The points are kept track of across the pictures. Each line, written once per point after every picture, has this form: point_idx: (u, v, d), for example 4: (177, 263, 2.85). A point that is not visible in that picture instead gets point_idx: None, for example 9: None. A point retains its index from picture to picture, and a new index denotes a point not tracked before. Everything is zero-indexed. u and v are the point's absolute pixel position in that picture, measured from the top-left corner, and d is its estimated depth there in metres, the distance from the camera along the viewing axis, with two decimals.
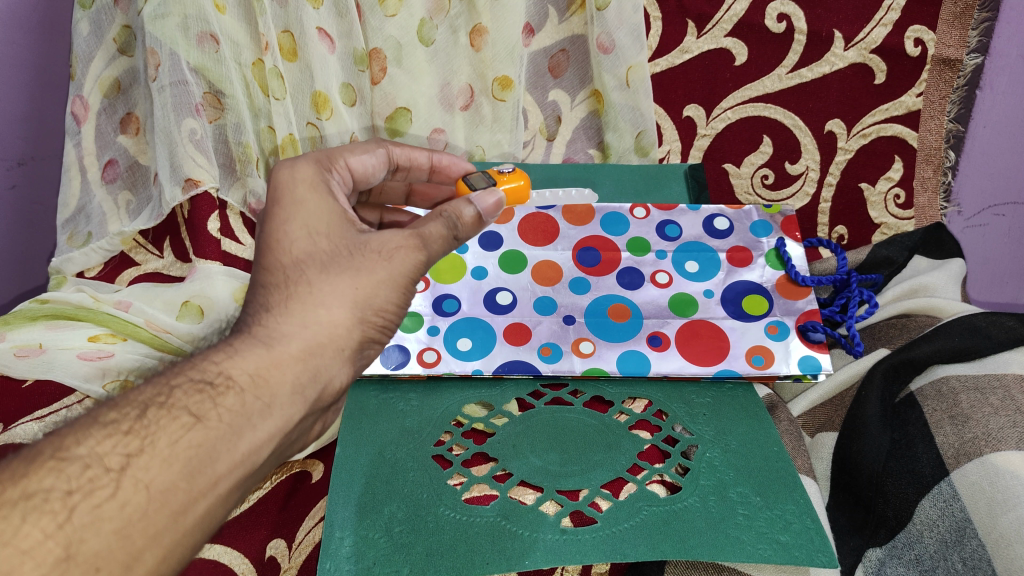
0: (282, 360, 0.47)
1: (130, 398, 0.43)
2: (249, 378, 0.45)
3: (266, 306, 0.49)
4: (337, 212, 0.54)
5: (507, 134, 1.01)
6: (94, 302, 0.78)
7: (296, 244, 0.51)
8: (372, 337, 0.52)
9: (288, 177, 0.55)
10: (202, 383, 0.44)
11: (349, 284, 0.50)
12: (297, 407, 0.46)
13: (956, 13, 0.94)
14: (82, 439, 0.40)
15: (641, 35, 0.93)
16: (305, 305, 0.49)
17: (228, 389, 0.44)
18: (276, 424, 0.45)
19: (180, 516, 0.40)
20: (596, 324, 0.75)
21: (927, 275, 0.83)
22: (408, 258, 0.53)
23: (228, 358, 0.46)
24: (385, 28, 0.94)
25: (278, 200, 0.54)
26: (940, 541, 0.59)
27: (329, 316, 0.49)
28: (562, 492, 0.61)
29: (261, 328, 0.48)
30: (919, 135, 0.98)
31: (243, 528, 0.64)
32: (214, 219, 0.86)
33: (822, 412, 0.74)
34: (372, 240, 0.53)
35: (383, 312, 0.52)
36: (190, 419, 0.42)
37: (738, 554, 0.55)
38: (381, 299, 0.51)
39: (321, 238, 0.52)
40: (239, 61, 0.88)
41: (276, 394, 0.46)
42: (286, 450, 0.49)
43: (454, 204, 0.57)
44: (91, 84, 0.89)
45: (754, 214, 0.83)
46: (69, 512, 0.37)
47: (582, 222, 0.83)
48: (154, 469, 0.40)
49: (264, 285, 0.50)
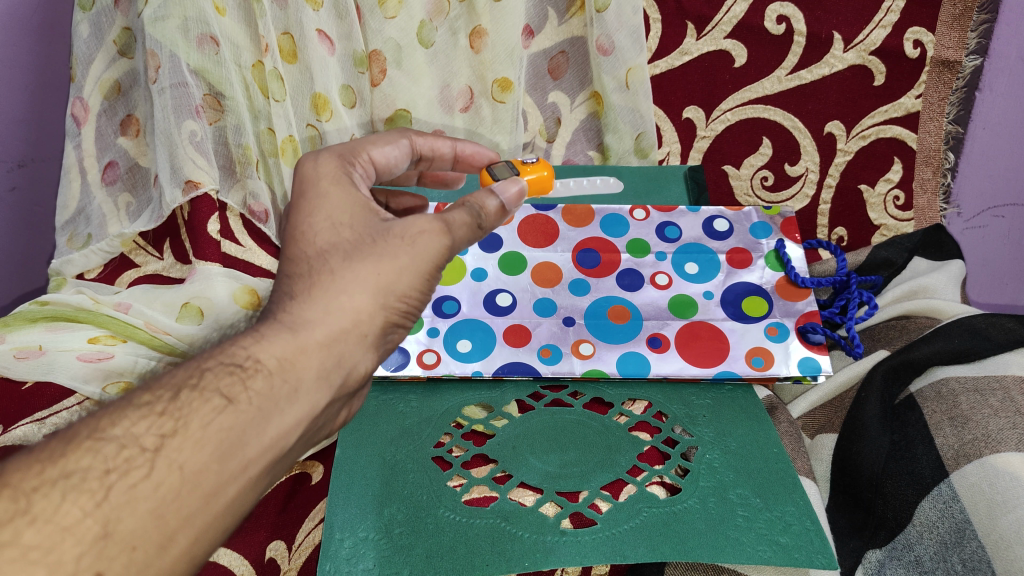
0: (307, 346, 0.43)
1: (162, 382, 0.40)
2: (277, 362, 0.42)
3: (290, 294, 0.46)
4: (359, 203, 0.51)
5: (507, 136, 1.01)
6: (93, 303, 0.77)
7: (320, 235, 0.48)
8: (395, 321, 0.48)
9: (311, 169, 0.53)
10: (232, 365, 0.41)
11: (371, 270, 0.47)
12: (322, 392, 0.43)
13: (955, 15, 0.94)
14: (118, 420, 0.37)
15: (641, 37, 0.93)
16: (328, 291, 0.46)
17: (257, 372, 0.41)
18: (303, 409, 0.42)
19: (211, 500, 0.37)
20: (596, 326, 0.75)
21: (927, 276, 0.83)
22: (431, 243, 0.49)
23: (257, 342, 0.42)
24: (386, 30, 0.94)
25: (303, 195, 0.51)
26: (940, 543, 0.58)
27: (351, 302, 0.46)
28: (562, 494, 0.61)
29: (285, 313, 0.45)
30: (918, 136, 0.99)
31: (243, 530, 0.64)
32: (214, 220, 0.87)
33: (822, 414, 0.74)
34: (395, 225, 0.49)
35: (407, 298, 0.48)
36: (222, 402, 0.39)
37: (738, 556, 0.55)
38: (404, 286, 0.48)
39: (345, 229, 0.49)
40: (239, 63, 0.88)
41: (302, 379, 0.42)
42: (312, 438, 0.46)
43: (476, 197, 0.54)
44: (91, 86, 0.90)
45: (754, 216, 0.83)
46: (106, 491, 0.34)
47: (582, 224, 0.82)
48: (187, 451, 0.37)
49: (287, 275, 0.47)
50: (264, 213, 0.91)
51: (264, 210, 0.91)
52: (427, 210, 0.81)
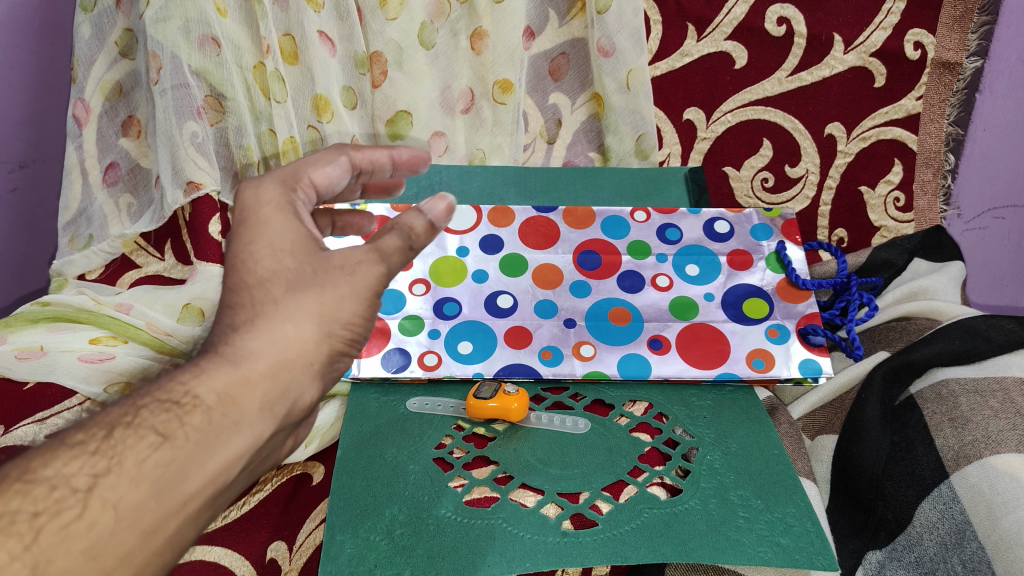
0: (251, 378, 0.40)
1: (97, 419, 0.38)
2: (216, 397, 0.39)
3: (230, 325, 0.42)
4: (301, 231, 0.46)
5: (507, 138, 1.01)
6: (94, 304, 0.77)
7: (260, 262, 0.44)
8: (342, 350, 0.45)
9: (250, 197, 0.46)
10: (168, 402, 0.38)
11: (317, 298, 0.43)
12: (266, 424, 0.40)
13: (955, 17, 0.95)
14: (47, 461, 0.35)
15: (641, 38, 0.93)
16: (272, 321, 0.42)
17: (195, 408, 0.38)
18: (245, 443, 0.39)
19: (151, 535, 0.36)
20: (596, 327, 0.75)
21: (927, 278, 0.84)
22: (372, 273, 0.46)
23: (195, 376, 0.39)
24: (387, 32, 0.94)
25: (242, 221, 0.45)
26: (940, 544, 0.58)
27: (296, 331, 0.42)
28: (563, 495, 0.61)
29: (226, 346, 0.41)
30: (919, 138, 0.99)
31: (244, 531, 0.65)
32: (216, 221, 0.87)
33: (822, 415, 0.74)
34: (334, 256, 0.45)
35: (353, 325, 0.44)
36: (157, 439, 0.37)
37: (739, 556, 0.55)
38: (348, 313, 0.44)
39: (287, 256, 0.44)
40: (241, 64, 0.88)
41: (244, 412, 0.40)
42: (257, 467, 0.44)
43: (404, 216, 0.48)
44: (93, 87, 0.90)
45: (755, 217, 0.83)
46: (35, 534, 0.33)
47: (583, 225, 0.82)
48: (123, 489, 0.35)
49: (227, 305, 0.43)
50: None
51: None
52: None
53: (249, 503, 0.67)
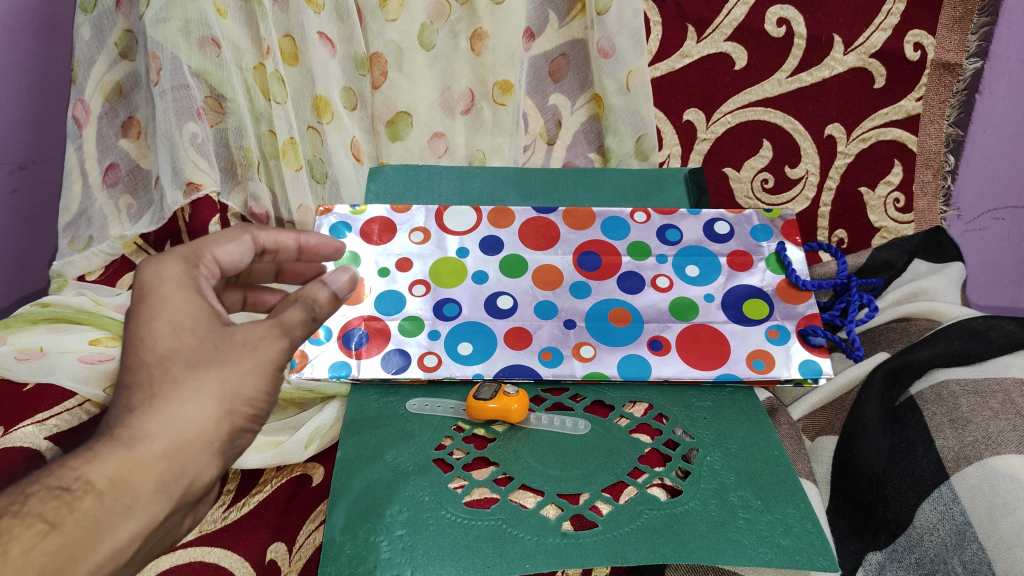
0: (146, 461, 0.36)
1: None
2: (108, 482, 0.35)
3: (124, 405, 0.37)
4: (205, 305, 0.42)
5: (507, 139, 1.00)
6: (93, 305, 0.79)
7: (154, 341, 0.39)
8: (244, 426, 0.41)
9: (148, 275, 0.42)
10: (56, 489, 0.34)
11: (219, 374, 0.39)
12: (163, 505, 0.36)
13: (955, 18, 0.95)
14: None
15: (641, 39, 0.93)
16: (170, 401, 0.38)
17: (86, 493, 0.34)
18: (140, 525, 0.35)
19: None
20: (597, 328, 0.75)
21: (927, 279, 0.84)
22: (278, 346, 0.42)
23: (85, 461, 0.35)
24: (387, 33, 0.95)
25: (138, 297, 0.41)
26: (940, 545, 0.58)
27: (195, 412, 0.38)
28: (562, 496, 0.61)
29: (119, 426, 0.37)
30: (919, 139, 0.99)
31: (244, 532, 0.65)
32: (215, 223, 0.89)
33: (822, 415, 0.74)
34: (237, 330, 0.42)
35: (254, 402, 0.41)
36: (42, 528, 0.33)
37: (739, 557, 0.55)
38: (252, 389, 0.40)
39: (187, 333, 0.40)
40: (241, 66, 0.89)
41: (139, 495, 0.36)
42: (152, 550, 0.40)
43: (307, 288, 0.46)
44: (93, 88, 0.89)
45: (755, 218, 0.83)
46: None
47: (583, 226, 0.82)
48: None
49: (121, 386, 0.38)
50: (264, 213, 0.93)
51: (264, 212, 0.93)
52: (428, 212, 0.82)
53: (249, 504, 0.69)
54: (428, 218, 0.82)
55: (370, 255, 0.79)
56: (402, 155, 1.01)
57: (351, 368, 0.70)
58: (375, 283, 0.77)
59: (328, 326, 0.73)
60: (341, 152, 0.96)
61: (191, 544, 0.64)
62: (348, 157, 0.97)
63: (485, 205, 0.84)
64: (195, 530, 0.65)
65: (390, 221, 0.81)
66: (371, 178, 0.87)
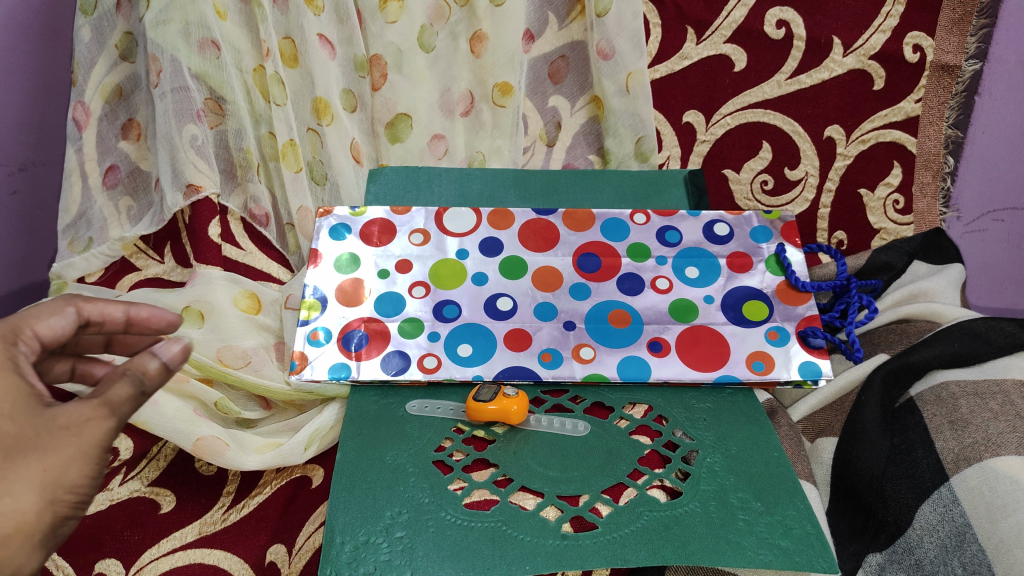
0: None
1: None
2: None
3: None
4: (19, 389, 0.41)
5: (507, 140, 1.00)
6: None
7: None
8: (70, 512, 0.39)
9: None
10: None
11: (36, 466, 0.38)
12: None
13: (955, 20, 0.95)
14: None
15: (641, 41, 0.94)
16: None
17: None
18: None
19: None
20: (597, 330, 0.75)
21: (926, 280, 0.84)
22: (104, 428, 0.40)
23: None
24: (386, 35, 0.95)
25: None
26: (940, 546, 0.58)
27: (13, 504, 0.37)
28: (562, 498, 0.61)
29: None
30: (918, 141, 0.99)
31: (244, 534, 0.66)
32: (215, 224, 0.88)
33: (822, 417, 0.74)
34: (61, 413, 0.40)
35: (80, 490, 0.39)
36: None
37: (739, 559, 0.55)
38: (75, 477, 0.39)
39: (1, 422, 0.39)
40: (240, 68, 0.89)
41: None
42: None
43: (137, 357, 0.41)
44: (93, 90, 0.90)
45: (754, 220, 0.84)
46: None
47: (583, 228, 0.83)
48: None
49: None
50: (264, 215, 0.93)
51: (265, 214, 0.93)
52: (428, 214, 0.83)
53: (249, 505, 0.69)
54: (428, 220, 0.82)
55: (370, 257, 0.79)
56: (402, 156, 1.01)
57: (351, 370, 0.71)
58: (375, 285, 0.77)
59: (328, 328, 0.74)
60: (341, 154, 0.96)
61: (191, 545, 0.64)
62: (348, 158, 0.97)
63: (485, 207, 0.85)
64: (195, 532, 0.65)
65: (390, 222, 0.82)
66: (371, 180, 0.88)
